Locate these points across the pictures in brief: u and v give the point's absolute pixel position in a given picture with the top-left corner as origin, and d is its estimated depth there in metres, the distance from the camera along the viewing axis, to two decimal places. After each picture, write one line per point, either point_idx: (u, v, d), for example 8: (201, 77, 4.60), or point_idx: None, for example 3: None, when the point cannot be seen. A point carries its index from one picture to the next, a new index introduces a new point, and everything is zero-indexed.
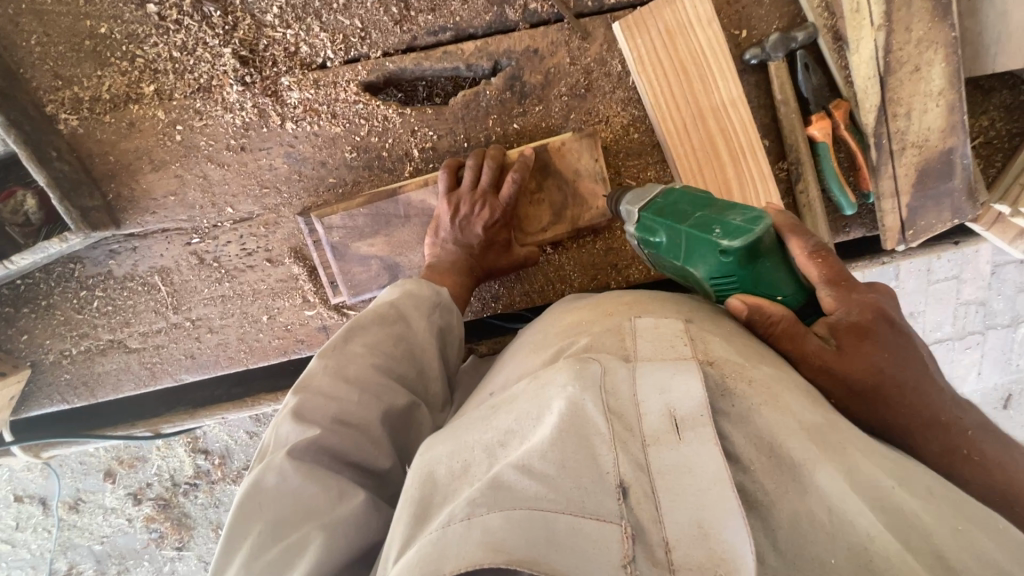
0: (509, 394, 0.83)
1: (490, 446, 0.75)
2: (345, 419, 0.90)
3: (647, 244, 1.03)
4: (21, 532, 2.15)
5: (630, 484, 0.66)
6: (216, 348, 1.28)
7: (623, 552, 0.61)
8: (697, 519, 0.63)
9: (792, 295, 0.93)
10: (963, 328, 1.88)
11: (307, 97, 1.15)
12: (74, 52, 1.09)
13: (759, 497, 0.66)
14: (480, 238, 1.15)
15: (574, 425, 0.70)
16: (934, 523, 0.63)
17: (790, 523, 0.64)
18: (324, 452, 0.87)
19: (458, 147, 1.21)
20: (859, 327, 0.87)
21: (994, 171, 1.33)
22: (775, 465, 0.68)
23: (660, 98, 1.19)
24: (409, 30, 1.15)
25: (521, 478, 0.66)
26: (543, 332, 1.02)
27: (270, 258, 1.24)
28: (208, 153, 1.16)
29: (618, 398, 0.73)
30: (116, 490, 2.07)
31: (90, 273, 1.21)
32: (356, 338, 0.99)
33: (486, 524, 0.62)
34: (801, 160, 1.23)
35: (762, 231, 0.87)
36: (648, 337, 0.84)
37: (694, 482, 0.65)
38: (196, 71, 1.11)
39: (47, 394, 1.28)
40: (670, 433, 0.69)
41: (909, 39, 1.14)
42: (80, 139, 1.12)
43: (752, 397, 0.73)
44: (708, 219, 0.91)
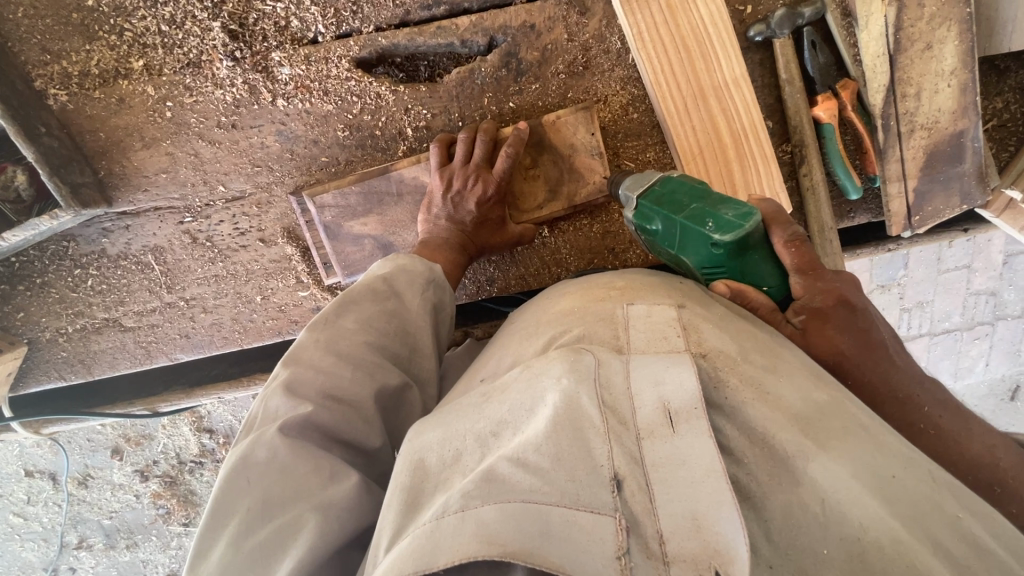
0: (501, 380, 0.81)
1: (483, 435, 0.74)
2: (337, 395, 0.90)
3: (642, 231, 1.04)
4: (33, 506, 2.19)
5: (625, 477, 0.66)
6: (211, 328, 1.28)
7: (618, 543, 0.61)
8: (691, 511, 0.63)
9: (775, 286, 0.96)
10: (972, 318, 1.84)
11: (299, 73, 1.13)
12: (62, 26, 1.07)
13: (752, 491, 0.67)
14: (473, 215, 1.12)
15: (568, 417, 0.69)
16: (933, 505, 0.64)
17: (784, 512, 0.65)
18: (313, 427, 0.87)
19: (452, 126, 1.19)
20: (822, 312, 0.90)
21: (1007, 156, 1.28)
22: (767, 456, 0.68)
23: (660, 76, 1.16)
24: (402, 4, 1.12)
25: (514, 469, 0.66)
26: (533, 317, 1.00)
27: (263, 238, 1.23)
28: (199, 131, 1.15)
29: (612, 392, 0.72)
30: (125, 467, 2.10)
31: (84, 251, 1.21)
32: (349, 314, 0.99)
33: (480, 517, 0.62)
34: (806, 142, 1.20)
35: (751, 227, 0.88)
36: (641, 327, 0.83)
37: (687, 473, 0.65)
38: (185, 46, 1.09)
39: (44, 372, 1.29)
40: (664, 426, 0.69)
41: (921, 16, 1.09)
42: (71, 115, 1.11)
43: (752, 390, 0.73)
44: (702, 212, 0.91)
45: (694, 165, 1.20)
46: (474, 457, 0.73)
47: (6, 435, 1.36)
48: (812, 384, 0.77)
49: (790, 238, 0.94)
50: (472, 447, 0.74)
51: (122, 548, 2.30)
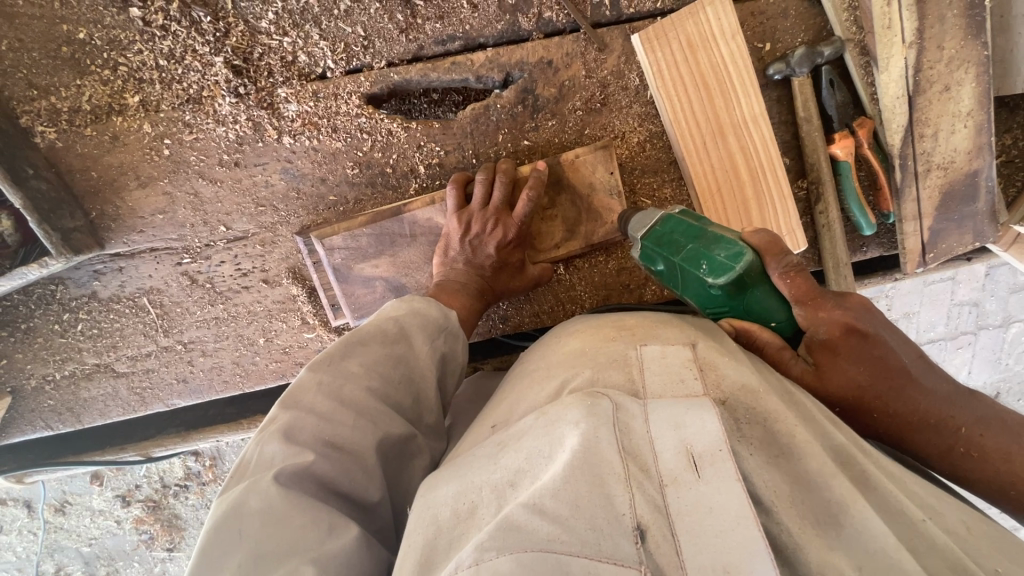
0: (515, 427, 0.79)
1: (499, 485, 0.71)
2: (338, 443, 0.85)
3: (651, 269, 0.99)
4: (7, 535, 2.09)
5: (648, 526, 0.63)
6: (210, 371, 1.22)
7: None
8: (722, 562, 0.59)
9: (783, 320, 0.87)
10: (956, 327, 1.87)
11: (306, 110, 1.07)
12: (50, 59, 1.00)
13: (786, 544, 0.64)
14: (492, 258, 1.09)
15: (583, 463, 0.66)
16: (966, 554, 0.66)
17: (822, 567, 0.62)
18: (310, 478, 0.82)
19: (466, 163, 1.15)
20: (830, 345, 0.83)
21: (1013, 191, 1.31)
22: (800, 510, 0.68)
23: (680, 114, 1.13)
24: (416, 39, 1.07)
25: (533, 516, 0.63)
26: (542, 360, 0.96)
27: (267, 278, 1.17)
28: (199, 169, 1.09)
29: (633, 437, 0.70)
30: (105, 492, 2.02)
31: (73, 295, 1.13)
32: (354, 356, 0.94)
33: (496, 569, 0.58)
34: (822, 179, 1.19)
35: (745, 267, 0.82)
36: (656, 368, 0.80)
37: (715, 521, 0.62)
38: (184, 81, 1.03)
39: (29, 421, 1.21)
40: (688, 471, 0.67)
41: (940, 58, 1.08)
42: (59, 153, 1.04)
43: (776, 439, 0.72)
44: (695, 253, 0.87)
45: (713, 204, 1.18)
46: (490, 509, 0.69)
47: None
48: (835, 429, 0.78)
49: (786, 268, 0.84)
50: (487, 499, 0.70)
51: None
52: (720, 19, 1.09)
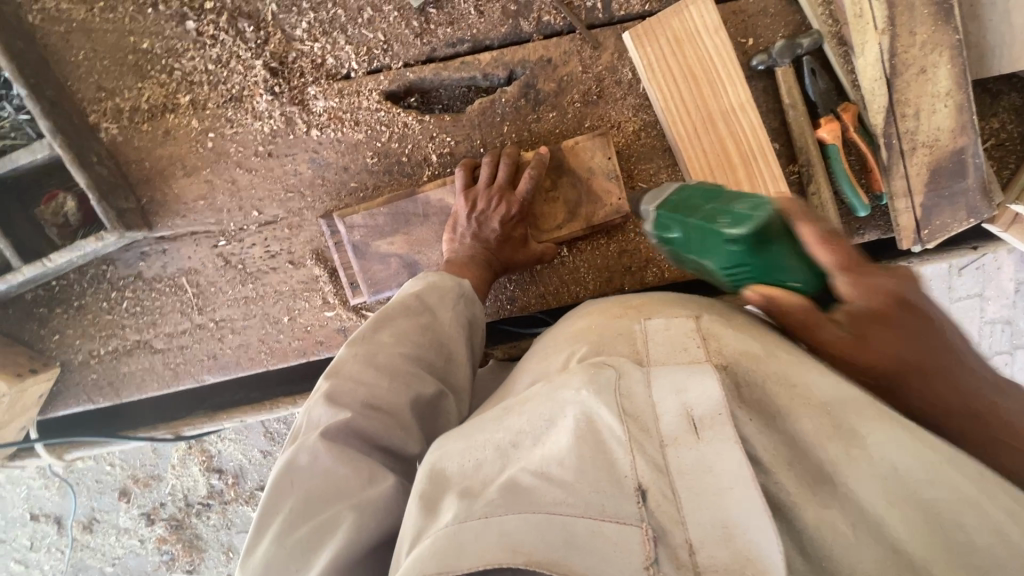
0: (525, 395, 0.84)
1: (503, 446, 0.77)
2: (375, 403, 0.90)
3: (665, 243, 0.98)
4: (36, 552, 2.18)
5: (649, 487, 0.67)
6: (238, 349, 1.31)
7: (646, 554, 0.62)
8: (721, 520, 0.64)
9: (807, 282, 0.82)
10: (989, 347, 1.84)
11: (332, 105, 1.21)
12: (117, 66, 1.17)
13: (782, 500, 0.67)
14: (497, 233, 1.18)
15: (588, 434, 0.72)
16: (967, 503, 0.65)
17: (817, 523, 0.64)
18: (353, 434, 0.88)
19: (475, 152, 1.26)
20: (875, 315, 0.79)
21: (1009, 172, 1.34)
22: (795, 468, 0.69)
23: (671, 102, 1.23)
24: (429, 42, 1.21)
25: (540, 483, 0.69)
26: (554, 336, 1.03)
27: (293, 260, 1.28)
28: (237, 159, 1.22)
29: (634, 401, 0.73)
30: (131, 510, 2.11)
31: (122, 274, 1.25)
32: (386, 329, 1.00)
33: (502, 526, 0.65)
34: (813, 161, 1.25)
35: (766, 215, 0.80)
36: (660, 338, 0.84)
37: (716, 481, 0.66)
38: (229, 82, 1.18)
39: (73, 395, 1.30)
40: (688, 433, 0.70)
41: (914, 43, 1.16)
42: (119, 146, 1.19)
43: (772, 400, 0.75)
44: (715, 211, 0.87)
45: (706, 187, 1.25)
46: (495, 467, 0.75)
47: (29, 462, 1.36)
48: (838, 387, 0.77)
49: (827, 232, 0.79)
50: (492, 458, 0.76)
51: None
52: (703, 16, 1.20)
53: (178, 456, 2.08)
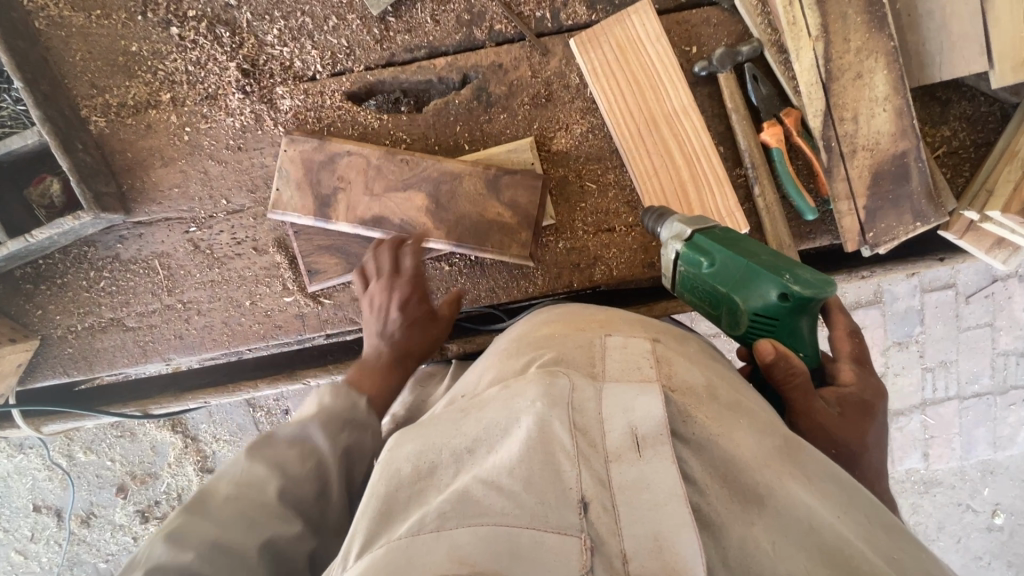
0: (480, 398, 0.85)
1: (459, 450, 0.77)
2: (282, 485, 0.94)
3: (687, 261, 1.06)
4: (36, 543, 2.26)
5: (592, 500, 0.69)
6: (202, 329, 1.39)
7: (582, 563, 0.63)
8: (654, 532, 0.67)
9: (810, 356, 1.04)
10: (943, 353, 2.00)
11: (298, 103, 1.31)
12: (109, 67, 1.30)
13: (713, 519, 0.72)
14: (395, 322, 1.19)
15: (542, 441, 0.72)
16: (868, 548, 0.71)
17: (739, 542, 0.70)
18: (257, 494, 0.92)
19: (429, 150, 1.33)
20: (864, 404, 1.03)
21: (963, 180, 1.33)
22: (728, 490, 0.74)
23: (615, 106, 1.29)
24: (388, 48, 1.31)
25: (489, 492, 0.69)
26: (518, 333, 1.04)
27: (256, 247, 1.36)
28: (210, 151, 1.33)
29: (585, 417, 0.76)
30: (127, 506, 2.19)
31: (101, 255, 1.36)
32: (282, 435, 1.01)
33: (453, 539, 0.64)
34: (757, 165, 1.28)
35: (830, 290, 0.95)
36: (617, 355, 0.87)
37: (650, 496, 0.69)
38: (205, 82, 1.30)
39: (51, 367, 1.40)
40: (631, 451, 0.73)
41: (848, 49, 1.20)
42: (106, 137, 1.31)
43: (711, 429, 0.77)
44: (779, 265, 0.97)
45: (651, 186, 1.30)
46: (449, 471, 0.75)
47: (9, 431, 1.46)
48: (774, 426, 0.82)
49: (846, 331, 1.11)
50: (447, 461, 0.76)
51: None
52: (645, 25, 1.27)
53: (175, 454, 2.14)
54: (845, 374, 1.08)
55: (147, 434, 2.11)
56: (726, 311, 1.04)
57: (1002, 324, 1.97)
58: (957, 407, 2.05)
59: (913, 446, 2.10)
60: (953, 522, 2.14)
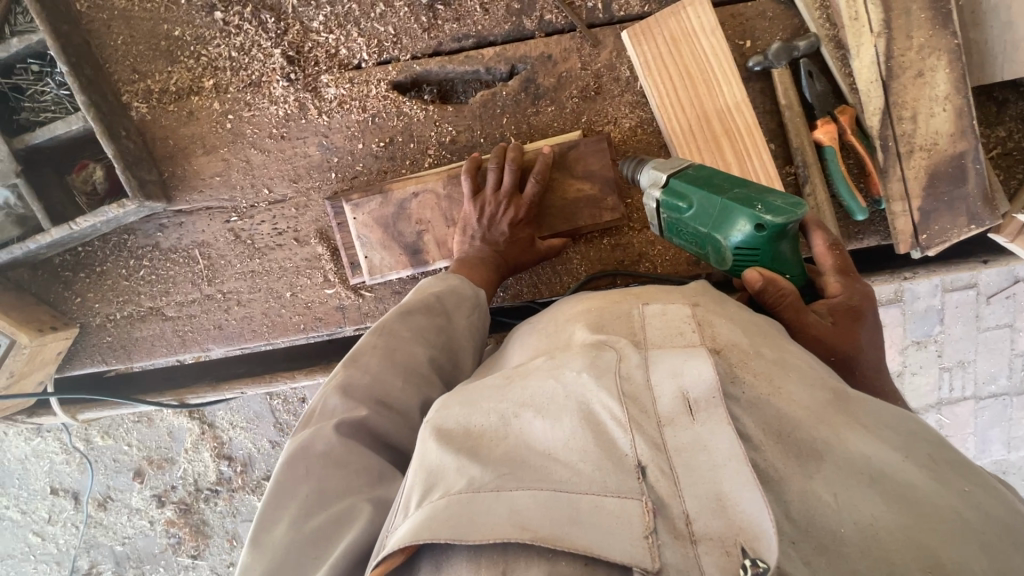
0: (524, 366, 0.81)
1: (505, 414, 0.73)
2: (388, 402, 0.92)
3: (667, 207, 1.05)
4: (52, 525, 2.27)
5: (648, 464, 0.64)
6: (242, 320, 1.38)
7: (645, 525, 0.60)
8: (717, 493, 0.62)
9: (796, 276, 1.00)
10: (963, 354, 1.99)
11: (342, 92, 1.29)
12: (151, 51, 1.27)
13: (770, 474, 0.65)
14: (505, 235, 1.21)
15: (586, 417, 0.70)
16: (936, 488, 0.65)
17: (801, 496, 0.64)
18: (366, 431, 0.89)
19: (475, 142, 1.31)
20: (853, 311, 0.97)
21: (1015, 183, 1.31)
22: (784, 446, 0.67)
23: (667, 100, 1.26)
24: (436, 37, 1.28)
25: (548, 462, 0.68)
26: (554, 315, 0.98)
27: (298, 238, 1.34)
28: (252, 140, 1.31)
29: (633, 383, 0.71)
30: (144, 491, 2.19)
31: (141, 244, 1.35)
32: (403, 322, 1.01)
33: (514, 502, 0.63)
34: (808, 164, 1.26)
35: (802, 214, 0.91)
36: (658, 323, 0.81)
37: (710, 458, 0.64)
38: (249, 69, 1.28)
39: (89, 355, 1.39)
40: (684, 415, 0.68)
41: (910, 46, 1.17)
42: (147, 124, 1.29)
43: (759, 386, 0.72)
44: (750, 197, 0.94)
45: None
46: (498, 434, 0.72)
47: (45, 418, 1.46)
48: (826, 381, 0.77)
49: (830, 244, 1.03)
50: (495, 425, 0.73)
51: None
52: (700, 18, 1.24)
53: (191, 440, 2.15)
54: (833, 286, 1.00)
55: (163, 419, 2.13)
56: (711, 249, 1.02)
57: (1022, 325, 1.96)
58: (973, 406, 2.04)
59: None
60: None
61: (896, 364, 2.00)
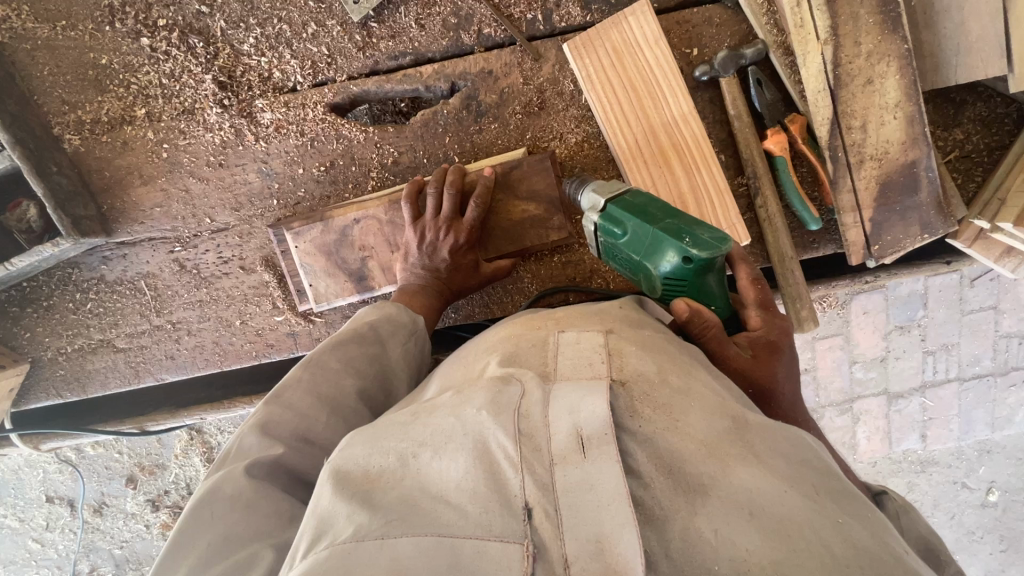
0: (433, 402, 0.80)
1: (405, 454, 0.72)
2: (308, 437, 0.93)
3: (605, 232, 1.03)
4: (51, 532, 2.25)
5: (535, 505, 0.64)
6: (194, 349, 1.37)
7: (524, 569, 0.60)
8: (597, 533, 0.60)
9: (722, 309, 0.96)
10: (949, 340, 1.87)
11: (279, 116, 1.25)
12: (79, 81, 1.23)
13: (655, 512, 0.62)
14: (447, 262, 1.19)
15: (481, 456, 0.68)
16: (813, 519, 0.60)
17: (681, 533, 0.61)
18: (282, 471, 0.90)
19: (418, 162, 1.28)
20: (772, 346, 0.95)
21: (974, 186, 1.28)
22: (671, 482, 0.64)
23: (612, 115, 1.22)
24: (372, 56, 1.24)
25: (438, 505, 0.66)
26: (476, 344, 0.97)
27: (244, 265, 1.33)
28: (190, 169, 1.28)
29: (531, 421, 0.70)
30: (138, 496, 2.17)
31: (86, 277, 1.33)
32: (334, 353, 1.00)
33: (396, 551, 0.61)
34: (759, 174, 1.21)
35: (727, 249, 0.88)
36: (569, 353, 0.80)
37: (594, 497, 0.62)
38: (181, 96, 1.24)
39: (44, 389, 1.38)
40: (575, 451, 0.65)
41: (858, 53, 1.13)
42: (82, 156, 1.26)
43: (656, 419, 0.69)
44: (678, 229, 0.92)
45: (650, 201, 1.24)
46: (394, 477, 0.70)
47: (9, 450, 1.47)
48: (728, 405, 0.73)
49: (754, 276, 0.98)
50: (393, 467, 0.71)
51: None
52: (642, 28, 1.19)
53: (181, 445, 2.11)
54: (754, 320, 0.97)
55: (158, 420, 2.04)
56: (643, 277, 1.00)
57: (1006, 306, 1.84)
58: (957, 388, 1.93)
59: (912, 428, 1.97)
60: (949, 499, 2.09)
61: (879, 350, 1.88)
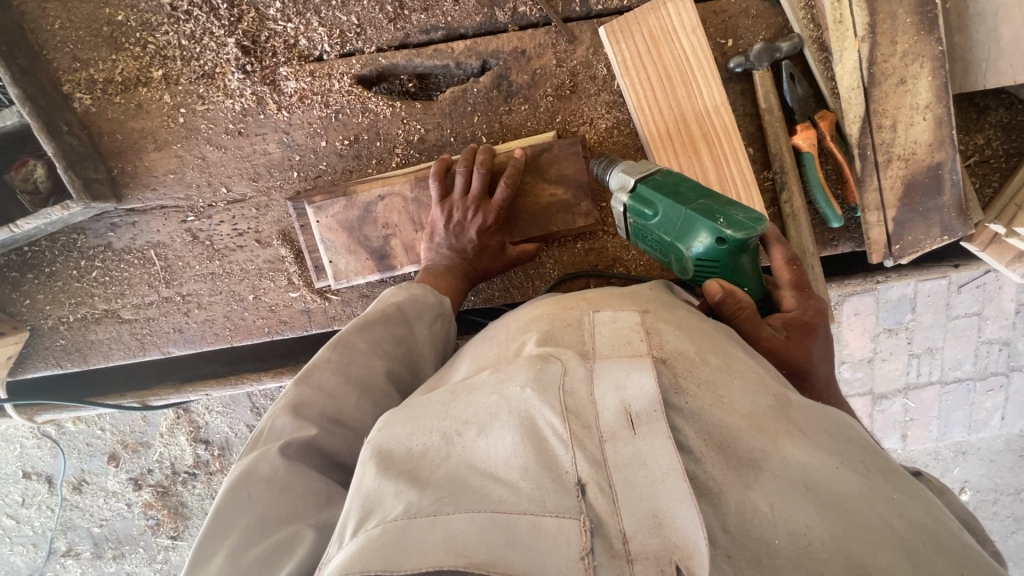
0: (470, 380, 0.78)
1: (448, 432, 0.71)
2: (340, 419, 0.90)
3: (634, 213, 1.02)
4: (27, 508, 2.19)
5: (588, 482, 0.63)
6: (203, 323, 1.33)
7: (582, 545, 0.59)
8: (653, 510, 0.61)
9: (756, 290, 0.97)
10: (936, 343, 1.92)
11: (303, 86, 1.21)
12: (93, 38, 1.18)
13: (709, 487, 0.63)
14: (473, 243, 1.16)
15: (528, 431, 0.67)
16: (865, 494, 0.62)
17: (737, 507, 0.61)
18: (315, 452, 0.88)
19: (444, 141, 1.25)
20: (807, 326, 0.95)
21: (991, 191, 1.30)
22: (724, 459, 0.64)
23: (644, 102, 1.21)
24: (402, 28, 1.21)
25: (487, 482, 0.65)
26: (506, 324, 0.95)
27: (260, 239, 1.29)
28: (207, 135, 1.23)
29: (576, 399, 0.69)
30: (120, 473, 2.10)
31: (92, 244, 1.28)
32: (362, 333, 0.98)
33: (449, 528, 0.60)
34: (786, 169, 1.22)
35: (762, 229, 0.89)
36: (605, 332, 0.79)
37: (648, 472, 0.62)
38: (201, 59, 1.19)
39: (42, 358, 1.33)
40: (625, 428, 0.65)
41: (894, 52, 1.14)
42: (92, 117, 1.21)
43: (703, 396, 0.69)
44: (711, 209, 0.91)
45: None
46: (439, 455, 0.69)
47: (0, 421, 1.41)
48: (769, 385, 0.73)
49: (789, 258, 0.99)
50: (437, 444, 0.70)
51: (109, 558, 2.26)
52: (680, 15, 1.18)
53: (168, 423, 2.05)
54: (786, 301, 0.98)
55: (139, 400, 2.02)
56: (674, 259, 0.99)
57: (990, 313, 1.89)
58: (939, 391, 1.98)
59: (892, 428, 2.03)
60: None
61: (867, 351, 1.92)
